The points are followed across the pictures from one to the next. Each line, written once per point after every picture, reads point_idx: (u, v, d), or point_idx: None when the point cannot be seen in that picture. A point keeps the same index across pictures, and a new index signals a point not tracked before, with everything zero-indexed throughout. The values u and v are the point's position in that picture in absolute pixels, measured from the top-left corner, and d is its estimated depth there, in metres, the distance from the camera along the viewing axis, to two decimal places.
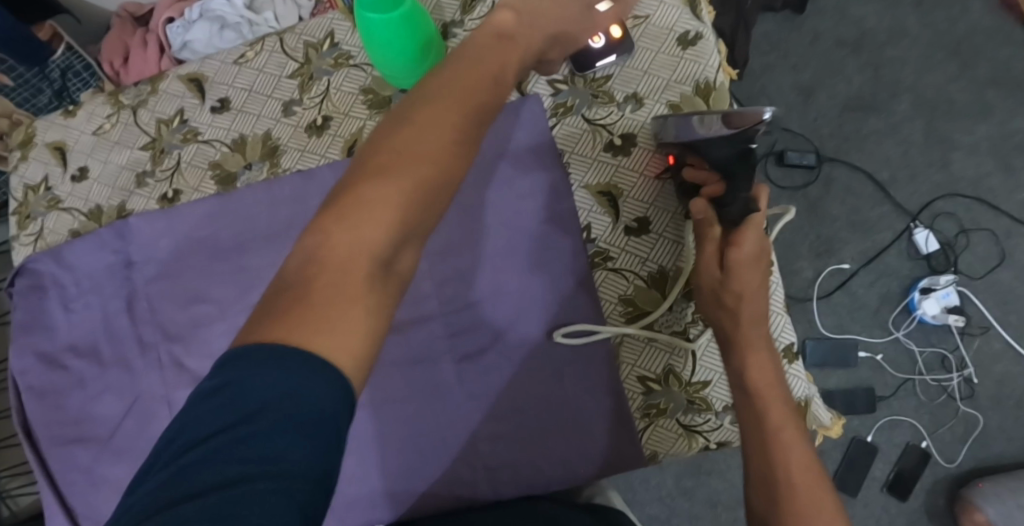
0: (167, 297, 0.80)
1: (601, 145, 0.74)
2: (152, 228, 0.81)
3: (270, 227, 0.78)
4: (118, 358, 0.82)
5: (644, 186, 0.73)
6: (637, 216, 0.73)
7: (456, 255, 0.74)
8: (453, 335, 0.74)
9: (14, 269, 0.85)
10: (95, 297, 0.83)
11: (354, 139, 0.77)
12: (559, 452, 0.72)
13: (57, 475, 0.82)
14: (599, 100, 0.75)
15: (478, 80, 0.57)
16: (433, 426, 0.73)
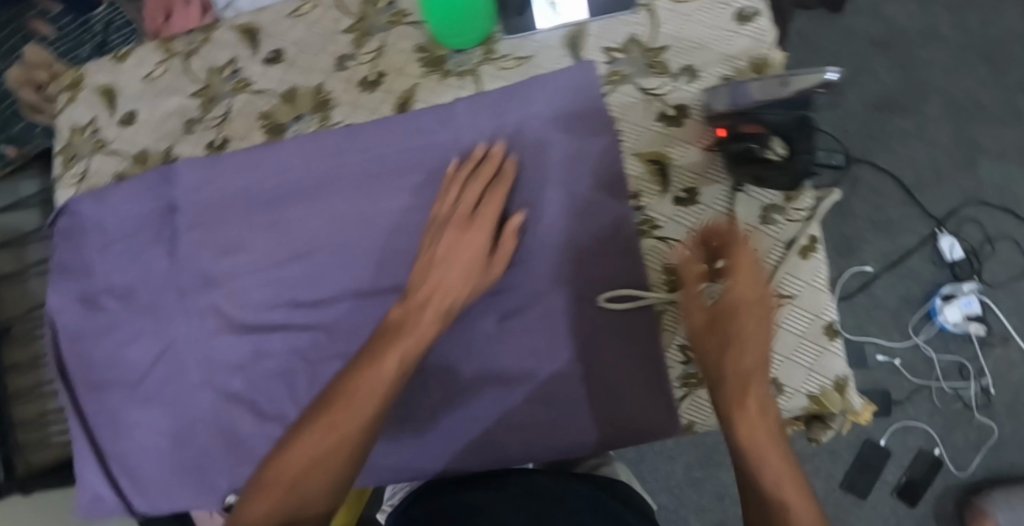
0: (206, 244, 0.80)
1: (654, 115, 0.74)
2: (194, 178, 0.80)
3: (313, 179, 0.78)
4: (153, 304, 0.82)
5: (696, 156, 0.73)
6: (687, 187, 0.73)
7: (501, 216, 0.75)
8: (496, 296, 0.76)
9: (56, 210, 0.85)
10: (134, 241, 0.83)
11: (407, 96, 0.78)
12: (594, 414, 0.74)
13: (91, 417, 0.82)
14: (655, 70, 0.75)
15: (402, 338, 0.70)
16: (472, 385, 0.76)
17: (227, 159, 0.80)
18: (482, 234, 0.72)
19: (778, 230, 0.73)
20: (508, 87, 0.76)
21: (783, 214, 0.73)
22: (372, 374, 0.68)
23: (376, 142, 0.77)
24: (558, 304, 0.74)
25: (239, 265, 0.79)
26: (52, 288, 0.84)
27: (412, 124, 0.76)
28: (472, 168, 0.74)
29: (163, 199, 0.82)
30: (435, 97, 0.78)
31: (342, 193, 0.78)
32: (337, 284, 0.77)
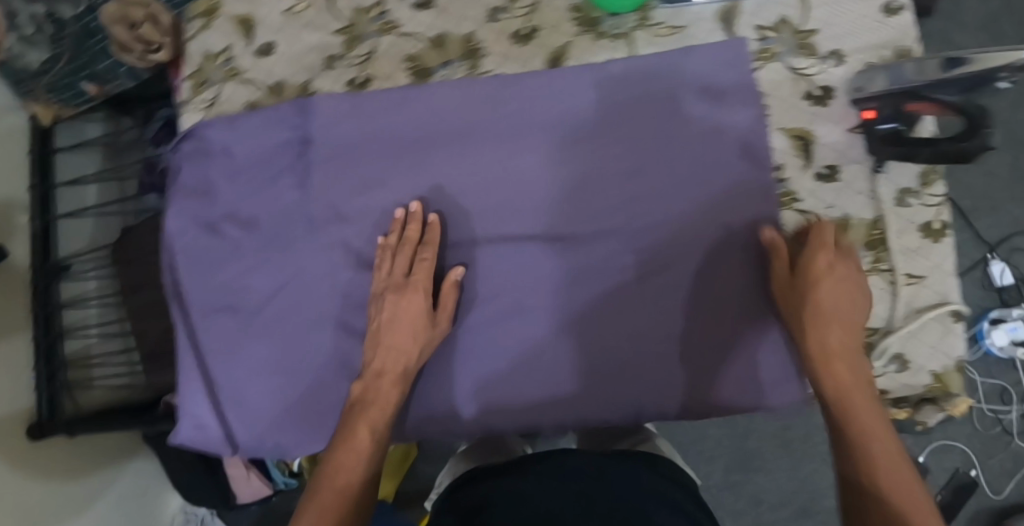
0: (340, 179, 0.80)
1: (801, 93, 0.77)
2: (332, 115, 0.81)
3: (461, 124, 0.79)
4: (278, 235, 0.81)
5: (840, 136, 0.76)
6: (828, 164, 0.76)
7: (645, 178, 0.77)
8: (637, 252, 0.77)
9: (182, 134, 0.85)
10: (263, 170, 0.82)
11: (560, 52, 0.80)
12: (722, 375, 0.77)
13: (204, 341, 0.83)
14: (803, 51, 0.77)
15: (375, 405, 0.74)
16: (602, 340, 0.78)
17: (369, 99, 0.80)
18: (419, 297, 0.76)
19: (913, 213, 0.75)
20: (659, 55, 0.78)
21: (918, 198, 0.75)
22: (353, 449, 0.70)
23: (526, 95, 0.79)
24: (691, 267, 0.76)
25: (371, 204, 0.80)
26: (171, 212, 0.84)
27: (566, 80, 0.78)
28: (398, 238, 0.78)
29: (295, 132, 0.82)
30: (586, 56, 0.80)
31: (489, 141, 0.79)
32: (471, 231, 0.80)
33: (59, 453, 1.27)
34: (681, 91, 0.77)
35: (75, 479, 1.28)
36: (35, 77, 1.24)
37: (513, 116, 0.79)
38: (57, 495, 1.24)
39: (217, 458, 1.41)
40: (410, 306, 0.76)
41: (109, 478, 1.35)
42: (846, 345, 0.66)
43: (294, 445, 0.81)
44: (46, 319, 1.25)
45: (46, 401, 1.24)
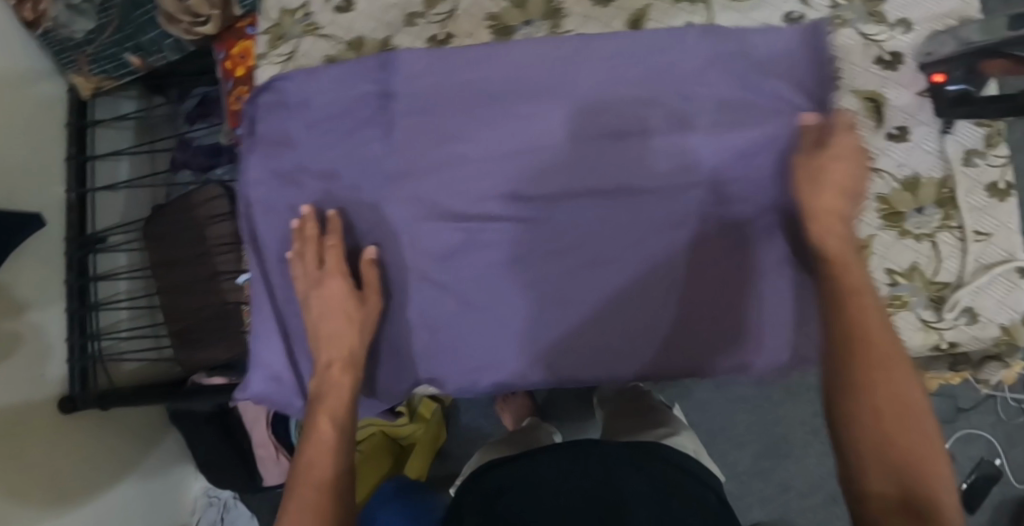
0: (422, 132, 0.82)
1: (871, 59, 0.80)
2: (415, 70, 0.82)
3: (544, 80, 0.80)
4: (355, 189, 0.83)
5: (909, 99, 0.79)
6: (898, 125, 0.79)
7: (726, 138, 0.78)
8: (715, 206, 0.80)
9: (261, 85, 0.86)
10: (344, 122, 0.83)
11: (639, 14, 0.82)
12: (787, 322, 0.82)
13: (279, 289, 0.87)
14: (874, 19, 0.80)
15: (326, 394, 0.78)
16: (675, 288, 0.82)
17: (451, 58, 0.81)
18: (335, 286, 0.81)
19: (980, 173, 0.78)
20: None
21: (985, 159, 0.78)
22: (316, 442, 0.73)
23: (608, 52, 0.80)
24: (763, 226, 0.80)
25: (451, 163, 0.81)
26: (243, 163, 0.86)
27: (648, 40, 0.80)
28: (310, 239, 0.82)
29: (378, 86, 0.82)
30: (666, 19, 0.82)
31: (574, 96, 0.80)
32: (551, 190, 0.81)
33: (88, 429, 1.26)
34: (767, 57, 0.79)
35: (106, 455, 1.28)
36: (80, 47, 1.24)
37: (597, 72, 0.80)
38: (88, 471, 1.23)
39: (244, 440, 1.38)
40: (331, 295, 0.81)
41: (130, 459, 1.33)
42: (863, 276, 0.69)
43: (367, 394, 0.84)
44: (81, 291, 1.25)
45: (79, 374, 1.24)
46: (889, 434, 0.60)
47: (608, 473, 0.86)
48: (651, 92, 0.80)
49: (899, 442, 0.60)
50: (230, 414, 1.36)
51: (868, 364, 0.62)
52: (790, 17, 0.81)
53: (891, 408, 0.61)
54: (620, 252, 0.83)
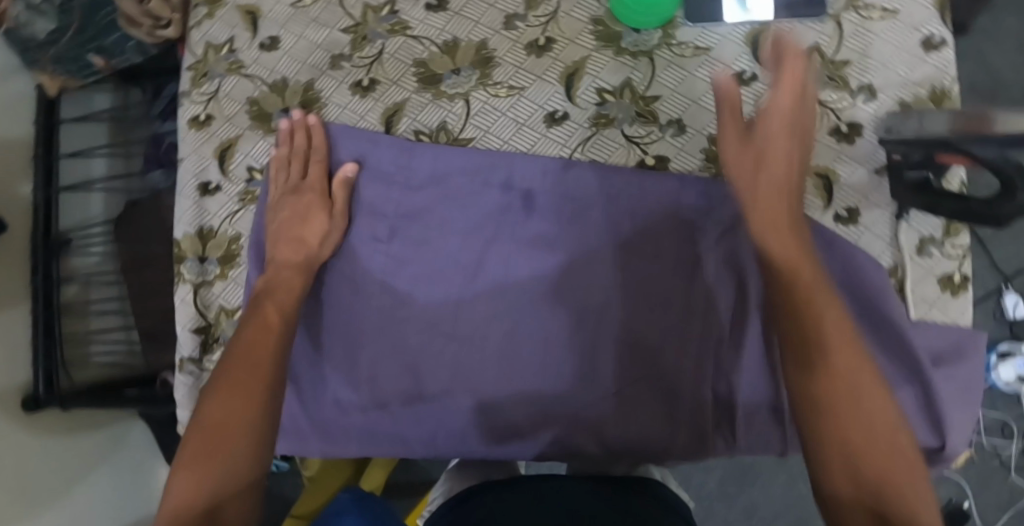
0: (448, 205, 0.76)
1: (826, 129, 0.72)
2: (558, 176, 0.74)
3: (592, 209, 0.74)
4: (346, 255, 0.76)
5: (864, 177, 0.72)
6: (849, 205, 0.72)
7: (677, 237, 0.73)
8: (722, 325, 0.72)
9: (200, 131, 0.81)
10: (378, 187, 0.76)
11: (575, 67, 0.75)
12: None
13: None
14: (834, 83, 0.73)
15: (274, 319, 0.68)
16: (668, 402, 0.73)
17: (596, 174, 0.74)
18: (276, 315, 0.69)
19: (932, 263, 0.71)
20: (695, 96, 0.74)
21: (940, 248, 0.71)
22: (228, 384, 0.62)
23: (618, 183, 0.74)
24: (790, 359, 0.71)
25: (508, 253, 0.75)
26: (204, 226, 0.80)
27: (590, 108, 0.75)
28: (287, 139, 0.76)
29: (509, 175, 0.75)
30: (606, 73, 0.75)
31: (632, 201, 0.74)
32: (580, 348, 0.74)
33: (59, 423, 1.29)
34: (724, 142, 0.73)
35: (74, 455, 1.31)
36: (43, 47, 1.19)
37: (642, 215, 0.73)
38: (57, 470, 1.26)
39: None
40: (259, 336, 0.66)
41: (108, 446, 1.39)
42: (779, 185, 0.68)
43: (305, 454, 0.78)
44: (46, 294, 1.25)
45: (43, 374, 1.24)
46: (882, 473, 0.55)
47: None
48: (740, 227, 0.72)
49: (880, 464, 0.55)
50: None
51: (846, 411, 0.57)
52: (741, 77, 0.74)
53: (868, 449, 0.56)
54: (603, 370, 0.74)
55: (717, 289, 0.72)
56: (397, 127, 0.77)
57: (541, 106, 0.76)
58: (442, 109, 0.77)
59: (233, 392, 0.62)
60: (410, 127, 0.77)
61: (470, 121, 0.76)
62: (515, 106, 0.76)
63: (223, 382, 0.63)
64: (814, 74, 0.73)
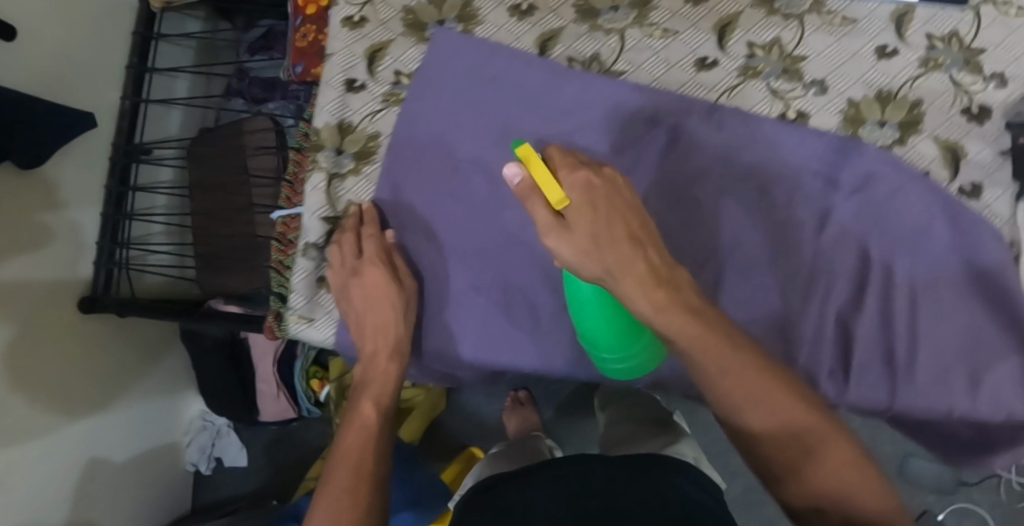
0: (590, 131, 0.79)
1: (958, 108, 0.77)
2: (702, 119, 0.77)
3: (729, 152, 0.77)
4: (486, 166, 0.79)
5: (989, 156, 0.76)
6: (972, 181, 0.76)
7: (808, 190, 0.77)
8: (841, 278, 0.76)
9: (352, 31, 0.83)
10: (525, 106, 0.80)
11: (729, 19, 0.79)
12: (926, 386, 0.75)
13: None
14: (969, 68, 0.77)
15: (369, 411, 0.72)
16: (782, 346, 0.76)
17: (739, 119, 0.77)
18: (372, 414, 0.72)
19: None
20: (838, 61, 0.78)
21: None
22: (331, 479, 0.67)
23: (759, 132, 0.77)
24: (903, 316, 0.75)
25: (642, 183, 0.78)
26: (343, 121, 0.81)
27: (738, 59, 0.79)
28: (343, 228, 0.78)
29: (656, 110, 0.78)
30: (757, 29, 0.79)
31: (770, 151, 0.77)
32: (704, 283, 0.77)
33: (103, 334, 1.27)
34: (861, 107, 0.78)
35: (108, 370, 1.28)
36: None
37: (781, 166, 0.77)
38: (91, 379, 1.24)
39: (251, 373, 1.40)
40: (360, 441, 0.70)
41: (149, 366, 1.37)
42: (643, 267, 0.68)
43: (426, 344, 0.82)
44: (118, 198, 1.26)
45: (103, 276, 1.26)
46: None
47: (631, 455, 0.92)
48: (871, 189, 0.76)
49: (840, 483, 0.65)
50: (239, 347, 1.39)
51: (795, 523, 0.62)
52: (884, 49, 0.78)
53: None
54: (721, 305, 0.77)
55: (845, 242, 0.76)
56: (551, 51, 0.81)
57: (693, 51, 0.79)
58: (597, 41, 0.80)
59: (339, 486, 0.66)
60: (563, 53, 0.81)
61: (622, 56, 0.80)
62: (668, 48, 0.79)
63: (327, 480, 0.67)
64: (952, 56, 0.77)
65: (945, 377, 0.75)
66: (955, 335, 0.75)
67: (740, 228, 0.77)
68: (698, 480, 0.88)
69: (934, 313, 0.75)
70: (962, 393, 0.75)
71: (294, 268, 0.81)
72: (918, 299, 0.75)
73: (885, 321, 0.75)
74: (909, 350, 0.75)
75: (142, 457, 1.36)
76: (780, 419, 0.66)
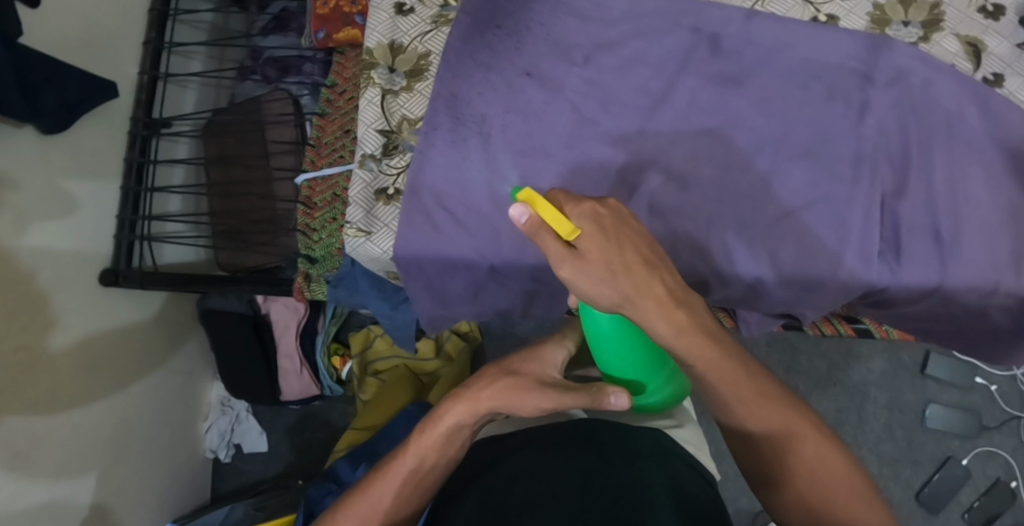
0: (637, 41, 0.82)
1: (974, 8, 0.83)
2: (742, 24, 0.82)
3: (768, 52, 0.82)
4: (537, 78, 0.82)
5: (1008, 49, 0.82)
6: (994, 72, 0.81)
7: (846, 85, 0.81)
8: (886, 165, 0.79)
9: None
10: (572, 21, 0.83)
11: None
12: (973, 263, 0.78)
13: (432, 190, 0.81)
14: None
15: (438, 448, 0.83)
16: (835, 231, 0.78)
17: (775, 22, 0.82)
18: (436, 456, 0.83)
19: None
20: None
21: None
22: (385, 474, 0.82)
23: (795, 34, 0.81)
24: (947, 198, 0.78)
25: (687, 86, 0.81)
26: (395, 41, 0.87)
27: None
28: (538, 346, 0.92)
29: (698, 18, 0.82)
30: None
31: (807, 51, 0.81)
32: (756, 176, 0.80)
33: (125, 311, 1.22)
34: (884, 9, 0.83)
35: (130, 348, 1.23)
36: None
37: (818, 63, 0.81)
38: (113, 355, 1.19)
39: (272, 348, 1.38)
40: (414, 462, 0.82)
41: (167, 346, 1.33)
42: (660, 297, 0.66)
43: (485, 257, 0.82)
44: (140, 170, 1.24)
45: (125, 248, 1.21)
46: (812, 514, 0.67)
47: (633, 432, 0.85)
48: (905, 81, 0.80)
49: (825, 483, 0.67)
50: (262, 324, 1.37)
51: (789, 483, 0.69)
52: None
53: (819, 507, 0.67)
54: (772, 197, 0.79)
55: (888, 130, 0.80)
56: None
57: None
58: None
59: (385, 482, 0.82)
60: None
61: None
62: None
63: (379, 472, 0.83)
64: None
65: (990, 253, 0.78)
66: (995, 213, 0.78)
67: (787, 122, 0.80)
68: (670, 447, 0.86)
69: (977, 194, 0.79)
70: (1006, 267, 0.78)
71: (352, 179, 0.85)
72: (959, 180, 0.79)
73: (931, 203, 0.78)
74: (957, 229, 0.78)
75: (161, 440, 1.31)
76: (775, 410, 0.70)
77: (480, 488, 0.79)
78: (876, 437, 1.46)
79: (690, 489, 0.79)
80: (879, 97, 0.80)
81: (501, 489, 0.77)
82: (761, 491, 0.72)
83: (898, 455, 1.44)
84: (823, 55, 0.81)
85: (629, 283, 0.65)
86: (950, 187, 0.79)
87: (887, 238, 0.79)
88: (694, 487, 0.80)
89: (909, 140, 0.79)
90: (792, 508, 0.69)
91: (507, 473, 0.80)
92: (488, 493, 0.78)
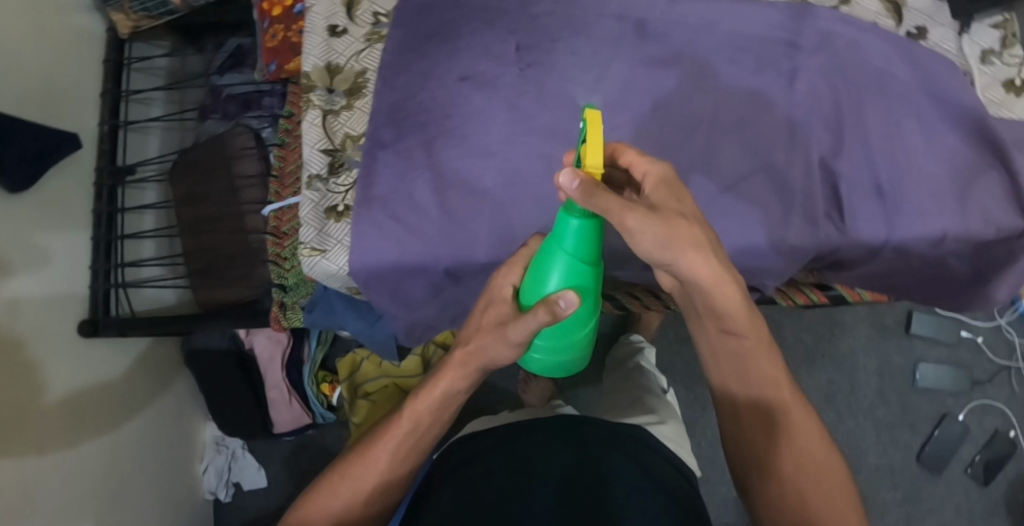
0: (566, 35, 0.85)
1: None
2: (666, 7, 0.84)
3: (695, 31, 0.84)
4: (474, 82, 0.84)
5: (928, 3, 0.84)
6: (917, 25, 0.84)
7: (773, 53, 0.82)
8: (821, 127, 0.81)
9: None
10: (502, 23, 0.85)
11: None
12: (921, 213, 0.79)
13: (382, 201, 0.83)
14: None
15: (428, 416, 0.77)
16: (779, 196, 0.80)
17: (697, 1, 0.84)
18: (428, 422, 0.78)
19: (995, 71, 0.85)
20: None
21: (1000, 58, 0.85)
22: (376, 445, 0.79)
23: (718, 9, 0.83)
24: (884, 153, 0.80)
25: (620, 73, 0.83)
26: (332, 62, 0.89)
27: None
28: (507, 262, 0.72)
29: (623, 8, 0.85)
30: None
31: (731, 24, 0.83)
32: (696, 150, 0.81)
33: (108, 359, 1.23)
34: None
35: (117, 394, 1.24)
36: None
37: (745, 34, 0.83)
38: (100, 403, 1.19)
39: (259, 380, 1.39)
40: (404, 428, 0.78)
41: (155, 390, 1.34)
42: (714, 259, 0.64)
43: (441, 262, 0.83)
44: (109, 219, 1.25)
45: (102, 297, 1.23)
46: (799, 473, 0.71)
47: (615, 427, 0.85)
48: (832, 42, 0.82)
49: (803, 460, 0.71)
50: (247, 359, 1.37)
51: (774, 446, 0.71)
52: None
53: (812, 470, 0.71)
54: (715, 169, 0.80)
55: (819, 93, 0.81)
56: None
57: None
58: None
59: (376, 454, 0.78)
60: None
61: None
62: None
63: (369, 444, 0.80)
64: None
65: (936, 203, 0.79)
66: (934, 162, 0.80)
67: (720, 94, 0.82)
68: (649, 442, 0.85)
69: (916, 144, 0.80)
70: (953, 214, 0.79)
71: (302, 201, 0.87)
72: (896, 134, 0.80)
73: (870, 160, 0.80)
74: (899, 182, 0.80)
75: (158, 483, 1.32)
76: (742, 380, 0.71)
77: (466, 476, 0.78)
78: (870, 403, 1.45)
79: (666, 478, 0.79)
80: (807, 61, 0.82)
81: (484, 479, 0.76)
82: (746, 465, 0.73)
83: (894, 419, 1.44)
84: (749, 27, 0.83)
85: (688, 236, 0.62)
86: (888, 141, 0.80)
87: (831, 198, 0.81)
88: (673, 480, 0.79)
89: (842, 99, 0.81)
90: (780, 497, 0.71)
91: (492, 463, 0.79)
92: (470, 484, 0.76)
